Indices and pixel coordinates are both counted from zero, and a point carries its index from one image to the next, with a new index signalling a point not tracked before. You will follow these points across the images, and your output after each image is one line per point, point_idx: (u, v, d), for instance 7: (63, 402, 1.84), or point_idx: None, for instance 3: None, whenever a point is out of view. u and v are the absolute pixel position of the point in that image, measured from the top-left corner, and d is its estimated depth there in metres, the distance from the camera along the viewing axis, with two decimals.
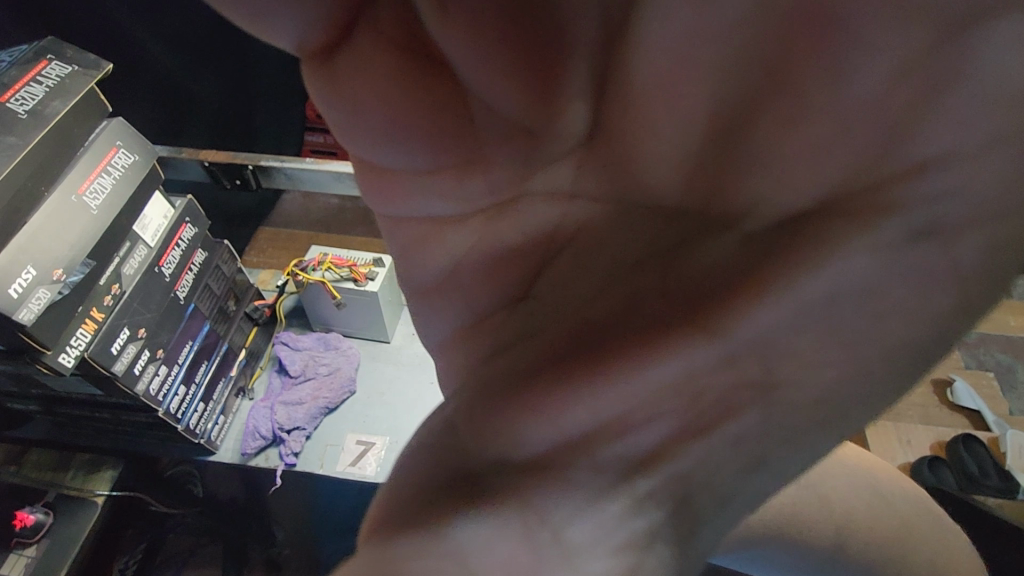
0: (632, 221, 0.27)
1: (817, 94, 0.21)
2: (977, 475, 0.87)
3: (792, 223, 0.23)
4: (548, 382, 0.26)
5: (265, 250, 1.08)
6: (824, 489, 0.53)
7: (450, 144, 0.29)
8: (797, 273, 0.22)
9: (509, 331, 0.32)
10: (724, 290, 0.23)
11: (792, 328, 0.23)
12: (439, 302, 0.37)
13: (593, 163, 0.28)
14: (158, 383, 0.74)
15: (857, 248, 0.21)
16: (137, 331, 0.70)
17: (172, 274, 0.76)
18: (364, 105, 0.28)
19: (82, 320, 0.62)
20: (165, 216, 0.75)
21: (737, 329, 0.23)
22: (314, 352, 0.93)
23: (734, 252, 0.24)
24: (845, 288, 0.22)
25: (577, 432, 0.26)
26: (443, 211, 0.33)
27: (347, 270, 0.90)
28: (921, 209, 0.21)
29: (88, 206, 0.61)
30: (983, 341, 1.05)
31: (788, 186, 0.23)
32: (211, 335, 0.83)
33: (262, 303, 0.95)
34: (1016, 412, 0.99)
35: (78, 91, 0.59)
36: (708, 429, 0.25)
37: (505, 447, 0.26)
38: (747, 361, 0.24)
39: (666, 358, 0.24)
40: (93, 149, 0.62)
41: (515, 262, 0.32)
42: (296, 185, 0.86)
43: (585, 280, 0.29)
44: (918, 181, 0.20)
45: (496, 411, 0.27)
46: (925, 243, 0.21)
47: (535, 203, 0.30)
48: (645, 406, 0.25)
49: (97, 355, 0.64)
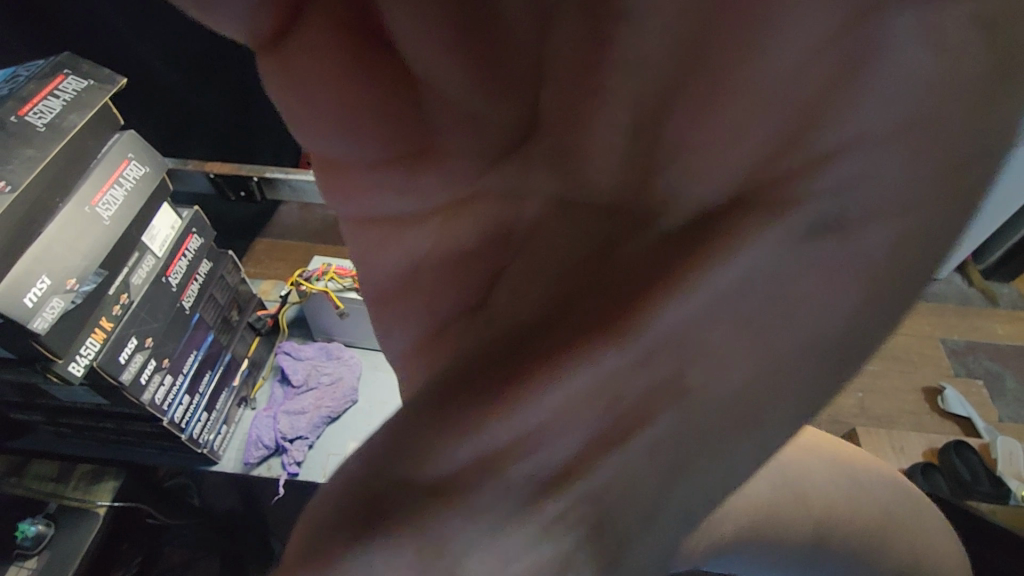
0: (569, 216, 0.29)
1: (735, 80, 0.21)
2: (969, 482, 0.89)
3: (701, 220, 0.23)
4: (476, 386, 0.26)
5: (262, 261, 1.09)
6: (831, 505, 0.53)
7: (401, 129, 0.31)
8: (709, 260, 0.22)
9: (467, 338, 0.31)
10: (643, 290, 0.24)
11: (699, 321, 0.23)
12: (405, 301, 0.36)
13: (531, 157, 0.30)
14: (163, 393, 0.74)
15: (766, 239, 0.22)
16: (143, 341, 0.70)
17: (178, 284, 0.76)
18: (316, 91, 0.29)
19: (92, 329, 0.63)
20: (173, 227, 0.75)
21: (655, 322, 0.23)
22: (316, 362, 0.93)
23: (654, 245, 0.25)
24: (752, 275, 0.23)
25: (490, 448, 0.25)
26: (401, 209, 0.34)
27: (350, 280, 0.91)
28: (830, 198, 0.21)
29: (101, 217, 0.62)
30: (971, 349, 1.11)
31: (709, 167, 0.23)
32: (215, 346, 0.84)
33: (265, 314, 0.95)
34: (1006, 419, 1.03)
35: (93, 105, 0.60)
36: (622, 442, 0.25)
37: (412, 467, 0.25)
38: (661, 359, 0.24)
39: (583, 357, 0.24)
40: (106, 161, 0.63)
41: (471, 264, 0.33)
42: (300, 196, 0.87)
43: (537, 283, 0.29)
44: (829, 166, 0.21)
45: (432, 419, 0.26)
46: (826, 239, 0.22)
47: (488, 202, 0.32)
48: (557, 417, 0.25)
49: (105, 364, 0.65)
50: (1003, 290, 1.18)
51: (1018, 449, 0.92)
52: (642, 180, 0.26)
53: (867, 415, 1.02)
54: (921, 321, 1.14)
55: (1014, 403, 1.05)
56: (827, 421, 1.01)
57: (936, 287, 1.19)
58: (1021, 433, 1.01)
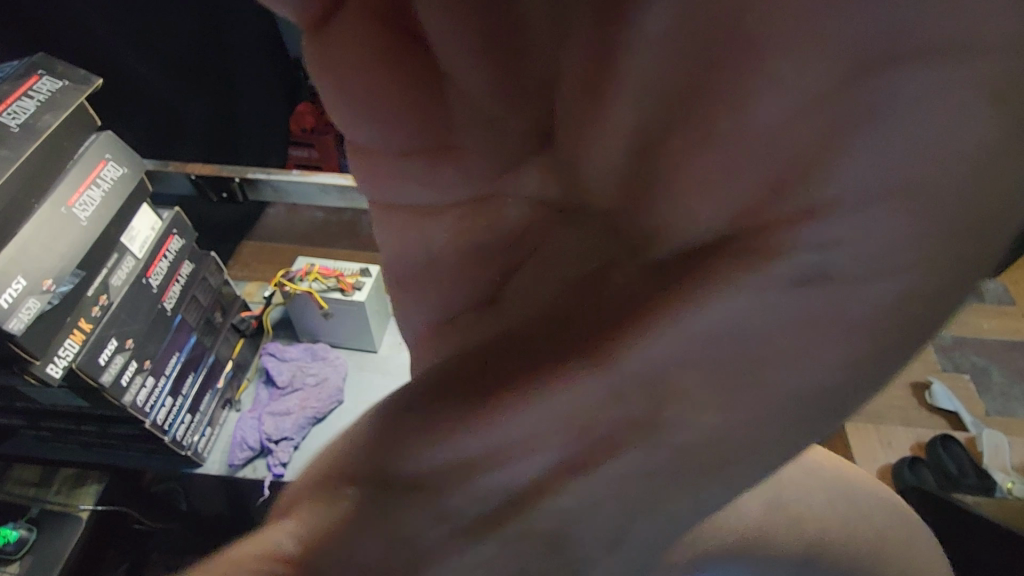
0: (580, 228, 0.28)
1: (725, 121, 0.19)
2: (957, 475, 0.89)
3: (691, 254, 0.21)
4: (475, 385, 0.25)
5: (249, 265, 1.09)
6: (823, 524, 0.50)
7: (423, 133, 0.28)
8: (677, 302, 0.21)
9: (479, 330, 0.33)
10: (619, 322, 0.23)
11: (678, 363, 0.22)
12: (425, 288, 0.36)
13: (549, 169, 0.28)
14: (145, 395, 0.74)
15: (747, 289, 0.20)
16: (124, 342, 0.70)
17: (159, 285, 0.76)
18: (351, 84, 0.25)
19: (71, 329, 0.63)
20: (153, 227, 0.75)
21: (626, 361, 0.22)
22: (301, 363, 0.93)
23: (645, 279, 0.23)
24: (733, 327, 0.21)
25: (466, 456, 0.24)
26: (419, 201, 0.31)
27: (334, 280, 0.90)
28: (811, 252, 0.19)
29: (77, 218, 0.62)
30: (958, 343, 1.11)
31: (690, 215, 0.21)
32: (198, 347, 0.84)
33: (249, 315, 0.95)
34: (993, 412, 1.04)
35: (68, 105, 0.60)
36: (591, 467, 0.25)
37: (393, 461, 0.24)
38: (633, 396, 0.23)
39: (546, 397, 0.23)
40: (82, 162, 0.63)
41: (489, 259, 0.33)
42: (283, 197, 0.86)
43: (551, 280, 0.30)
44: (807, 224, 0.19)
45: (408, 432, 0.25)
46: (813, 287, 0.20)
47: (512, 203, 0.30)
48: (533, 436, 0.24)
49: (84, 365, 0.64)
50: (989, 284, 1.20)
51: (1003, 442, 0.95)
52: (639, 211, 0.24)
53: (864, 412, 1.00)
54: None
55: (1000, 397, 1.06)
56: None
57: None
58: (1007, 426, 1.02)
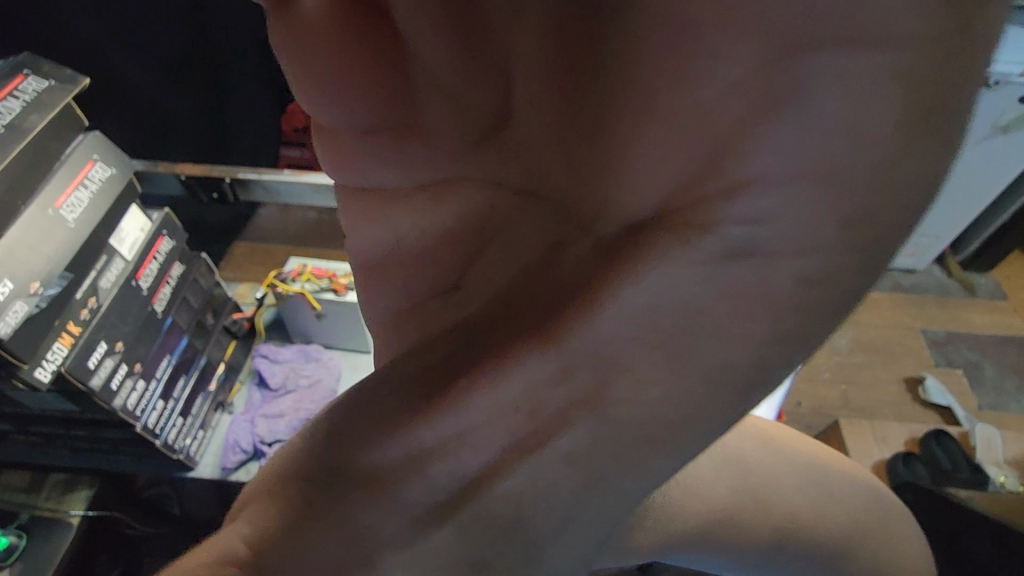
0: (536, 217, 0.28)
1: (664, 104, 0.20)
2: (949, 469, 0.89)
3: (634, 231, 0.22)
4: (424, 386, 0.27)
5: (241, 266, 1.08)
6: (791, 509, 0.48)
7: (390, 113, 0.28)
8: (629, 271, 0.22)
9: (440, 321, 0.33)
10: (569, 300, 0.24)
11: (628, 338, 0.22)
12: (396, 278, 0.35)
13: (508, 154, 0.27)
14: (135, 399, 0.73)
15: (675, 264, 0.21)
16: (114, 345, 0.69)
17: (149, 288, 0.75)
18: (316, 67, 0.26)
19: (59, 333, 0.62)
20: (143, 229, 0.74)
21: (575, 341, 0.23)
22: (294, 365, 0.92)
23: (590, 255, 0.24)
24: (672, 304, 0.22)
25: (419, 448, 0.25)
26: (387, 182, 0.31)
27: (326, 281, 0.90)
28: (738, 226, 0.19)
29: (65, 220, 0.61)
30: (950, 339, 1.12)
31: (634, 188, 0.22)
32: (189, 350, 0.83)
33: (240, 316, 0.94)
34: (985, 407, 1.05)
35: (55, 104, 0.59)
36: (534, 452, 0.25)
37: (357, 456, 0.26)
38: (583, 374, 0.23)
39: (500, 372, 0.24)
40: (70, 163, 0.62)
41: (451, 248, 0.32)
42: (274, 197, 0.85)
43: (503, 271, 0.30)
44: (736, 199, 0.19)
45: (368, 425, 0.27)
46: (735, 261, 0.20)
47: (473, 194, 0.30)
48: (483, 418, 0.25)
49: (73, 369, 0.63)
50: (981, 279, 1.21)
51: (996, 436, 0.93)
52: (588, 192, 0.25)
53: (851, 406, 1.04)
54: (901, 311, 1.15)
55: (993, 391, 1.07)
56: (811, 412, 1.03)
57: (914, 277, 1.22)
58: (1000, 420, 1.03)
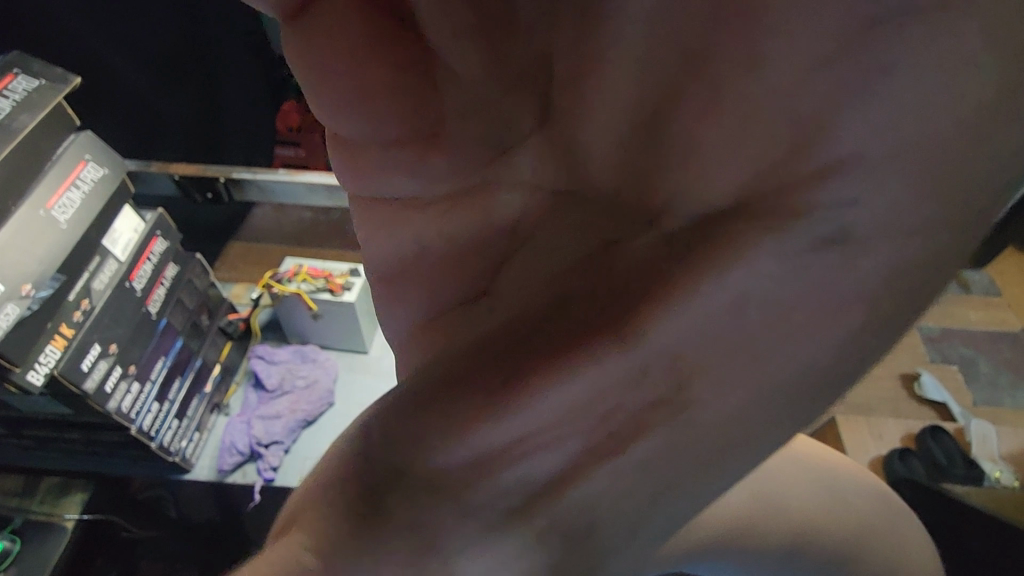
0: (574, 217, 0.29)
1: (745, 90, 0.21)
2: (945, 464, 0.90)
3: (708, 222, 0.23)
4: (480, 379, 0.26)
5: (236, 266, 1.07)
6: (805, 515, 0.48)
7: (409, 113, 0.28)
8: (700, 269, 0.23)
9: (470, 326, 0.32)
10: (642, 294, 0.24)
11: (700, 333, 0.23)
12: (423, 280, 0.35)
13: (546, 151, 0.28)
14: (130, 401, 0.72)
15: (769, 248, 0.22)
16: (108, 347, 0.68)
17: (143, 289, 0.74)
18: (333, 74, 0.26)
19: (51, 335, 0.61)
20: (136, 230, 0.73)
21: (651, 338, 0.24)
22: (291, 365, 0.92)
23: (656, 251, 0.24)
24: (750, 291, 0.22)
25: (488, 447, 0.26)
26: (410, 189, 0.31)
27: (323, 281, 0.89)
28: (831, 210, 0.21)
29: (58, 221, 0.60)
30: (945, 335, 1.12)
31: (700, 180, 0.23)
32: (184, 352, 0.82)
33: (236, 317, 0.94)
34: (980, 403, 1.05)
35: (45, 104, 0.58)
36: (607, 455, 0.26)
37: (421, 458, 0.26)
38: (657, 372, 0.24)
39: (574, 376, 0.24)
40: (62, 163, 0.61)
41: (482, 251, 0.33)
42: (270, 197, 0.85)
43: (537, 276, 0.30)
44: (831, 181, 0.20)
45: (427, 428, 0.26)
46: (836, 247, 0.21)
47: (503, 191, 0.30)
48: (558, 418, 0.25)
49: (66, 372, 0.63)
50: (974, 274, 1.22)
51: (990, 431, 0.95)
52: (644, 188, 0.25)
53: (847, 403, 1.02)
54: None
55: (987, 386, 1.07)
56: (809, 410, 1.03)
57: None
58: (994, 416, 1.03)
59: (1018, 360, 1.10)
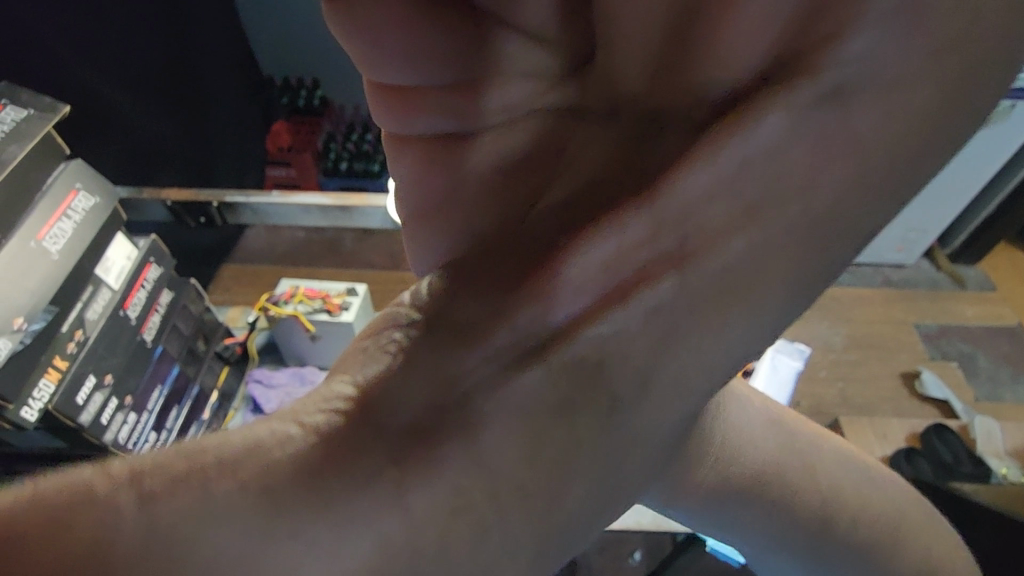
0: (614, 124, 0.24)
1: None
2: (952, 462, 0.87)
3: (735, 103, 0.21)
4: (504, 272, 0.24)
5: (231, 288, 1.06)
6: (904, 501, 0.43)
7: (452, 61, 0.25)
8: (725, 132, 0.20)
9: (499, 252, 0.25)
10: (663, 167, 0.22)
11: (710, 193, 0.21)
12: (435, 228, 0.29)
13: (595, 79, 0.24)
14: (127, 432, 0.71)
15: (772, 113, 0.20)
16: (103, 378, 0.67)
17: (138, 317, 0.73)
18: (384, 37, 0.24)
19: (46, 369, 0.60)
20: (130, 257, 0.72)
21: (671, 197, 0.21)
22: (290, 389, 0.90)
23: (684, 140, 0.22)
24: (755, 153, 0.20)
25: (515, 341, 0.22)
26: (446, 130, 0.27)
27: (320, 301, 0.88)
28: (839, 71, 0.19)
29: (49, 251, 0.59)
30: (943, 331, 1.13)
31: (719, 64, 0.20)
32: (182, 379, 0.81)
33: (233, 341, 0.92)
34: (982, 398, 1.04)
35: (34, 134, 0.56)
36: (625, 299, 0.22)
37: (451, 364, 0.22)
38: (672, 228, 0.22)
39: (604, 230, 0.22)
40: (52, 193, 0.60)
41: (516, 181, 0.26)
42: (263, 219, 0.83)
43: (574, 175, 0.25)
44: (841, 43, 0.19)
45: (445, 334, 0.23)
46: (830, 107, 0.20)
47: (550, 122, 0.26)
48: (586, 292, 0.22)
49: (61, 406, 0.62)
50: (967, 271, 1.23)
51: (995, 427, 0.93)
52: (689, 84, 0.22)
53: (849, 403, 1.03)
54: (892, 307, 1.16)
55: (988, 382, 1.06)
56: (811, 411, 1.01)
57: (903, 272, 1.22)
58: (997, 411, 1.02)
59: (1017, 354, 1.10)
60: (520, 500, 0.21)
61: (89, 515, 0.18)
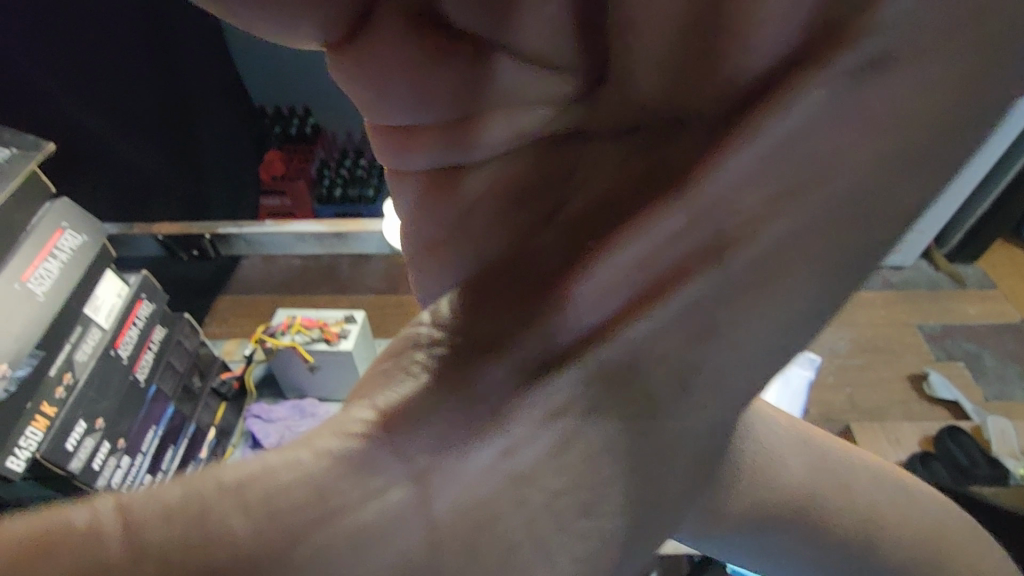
0: (631, 134, 0.22)
1: None
2: (968, 465, 0.84)
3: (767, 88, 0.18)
4: (527, 287, 0.22)
5: (226, 319, 1.06)
6: (934, 512, 0.40)
7: (453, 97, 0.23)
8: (756, 117, 0.18)
9: (513, 274, 0.23)
10: (691, 162, 0.20)
11: (747, 179, 0.19)
12: (447, 255, 0.26)
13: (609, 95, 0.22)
14: (121, 476, 0.69)
15: (813, 86, 0.18)
16: (94, 423, 0.65)
17: (130, 356, 0.70)
18: (388, 77, 0.22)
19: (31, 417, 0.58)
20: (120, 295, 0.70)
21: (706, 185, 0.19)
22: (289, 422, 0.88)
23: (710, 136, 0.20)
24: (793, 131, 0.18)
25: (543, 353, 0.20)
26: (449, 160, 0.25)
27: (317, 331, 0.86)
28: (877, 41, 0.17)
29: (35, 293, 0.57)
30: (948, 331, 1.11)
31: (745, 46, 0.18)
32: (177, 417, 0.79)
33: (230, 376, 0.90)
34: (993, 397, 1.02)
35: (16, 174, 0.54)
36: (660, 300, 0.21)
37: (470, 397, 0.20)
38: (707, 220, 0.20)
39: (630, 228, 0.20)
40: (37, 233, 0.58)
41: (532, 199, 0.24)
42: (257, 249, 0.81)
43: (592, 187, 0.23)
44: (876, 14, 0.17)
45: (470, 346, 0.21)
46: (873, 79, 0.18)
47: (567, 142, 0.23)
48: (615, 295, 0.21)
49: (50, 456, 0.59)
50: (967, 270, 1.21)
51: (1009, 427, 0.90)
52: (713, 75, 0.19)
53: (858, 409, 1.00)
54: (895, 309, 1.14)
55: (997, 380, 1.04)
56: (821, 419, 0.98)
57: (904, 274, 1.21)
58: (1009, 410, 1.00)
59: None
60: (549, 515, 0.20)
61: (69, 544, 0.15)
